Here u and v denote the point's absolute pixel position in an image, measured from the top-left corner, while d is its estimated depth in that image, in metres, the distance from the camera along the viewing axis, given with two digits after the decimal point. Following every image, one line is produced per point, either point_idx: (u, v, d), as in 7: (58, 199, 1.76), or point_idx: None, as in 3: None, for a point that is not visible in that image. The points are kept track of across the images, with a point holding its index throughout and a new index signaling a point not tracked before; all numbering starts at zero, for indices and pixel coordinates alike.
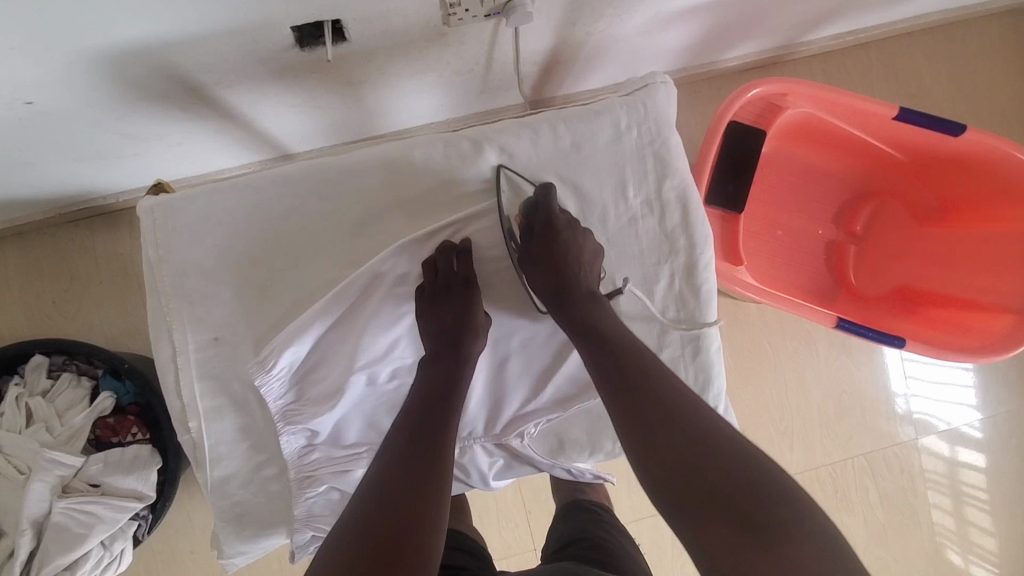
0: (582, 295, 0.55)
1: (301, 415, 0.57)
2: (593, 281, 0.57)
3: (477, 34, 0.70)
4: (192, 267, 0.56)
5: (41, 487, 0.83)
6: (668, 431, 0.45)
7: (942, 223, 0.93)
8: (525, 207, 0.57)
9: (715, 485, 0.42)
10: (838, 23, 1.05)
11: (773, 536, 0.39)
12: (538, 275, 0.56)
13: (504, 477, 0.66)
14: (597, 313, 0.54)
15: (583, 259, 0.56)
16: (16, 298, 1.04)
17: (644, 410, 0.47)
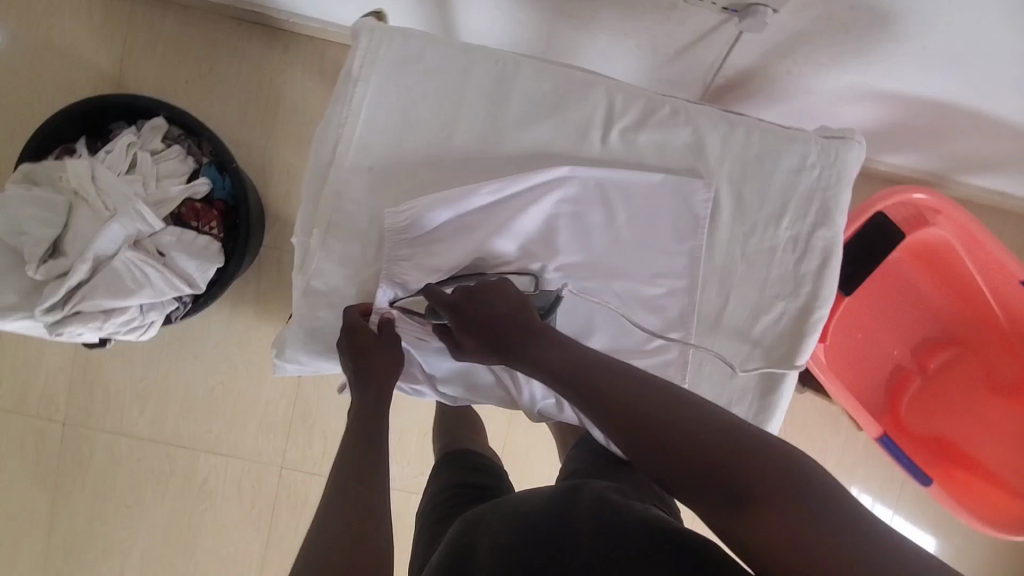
0: (516, 334, 0.51)
1: (405, 271, 0.58)
2: (523, 305, 0.53)
3: (698, 19, 0.74)
4: (380, 94, 0.58)
5: (117, 230, 0.85)
6: (639, 421, 0.43)
7: (1008, 398, 0.93)
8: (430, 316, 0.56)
9: (665, 451, 0.41)
10: (998, 178, 1.06)
11: (727, 483, 0.38)
12: (470, 341, 0.53)
13: (548, 416, 0.66)
14: (533, 335, 0.51)
15: (496, 299, 0.53)
16: (157, 60, 1.09)
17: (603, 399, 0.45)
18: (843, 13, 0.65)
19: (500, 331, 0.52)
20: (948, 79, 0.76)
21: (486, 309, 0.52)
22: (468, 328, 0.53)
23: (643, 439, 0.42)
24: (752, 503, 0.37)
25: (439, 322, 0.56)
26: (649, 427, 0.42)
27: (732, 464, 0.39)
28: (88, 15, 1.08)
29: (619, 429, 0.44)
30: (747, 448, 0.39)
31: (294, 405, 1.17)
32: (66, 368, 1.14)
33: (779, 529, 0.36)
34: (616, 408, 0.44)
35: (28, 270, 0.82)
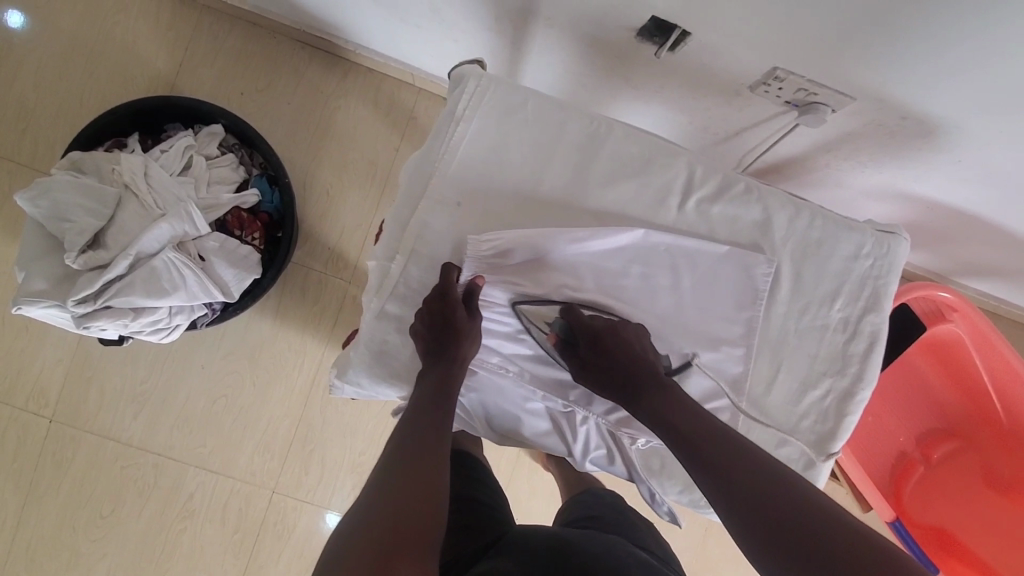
0: (648, 382, 0.57)
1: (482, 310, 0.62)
2: (653, 354, 0.60)
3: (757, 108, 0.80)
4: (478, 137, 0.61)
5: (165, 230, 0.84)
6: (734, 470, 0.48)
7: (1004, 496, 0.96)
8: (557, 330, 0.60)
9: (753, 500, 0.46)
10: (996, 284, 1.13)
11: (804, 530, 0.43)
12: (600, 372, 0.59)
13: (597, 466, 0.69)
14: (658, 386, 0.56)
15: (636, 344, 0.59)
16: (216, 69, 1.11)
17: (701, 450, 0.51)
18: (895, 120, 0.72)
19: (638, 369, 0.57)
20: (975, 191, 0.82)
21: (623, 351, 0.59)
22: (609, 355, 0.58)
23: (739, 485, 0.47)
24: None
25: (563, 342, 0.61)
26: (774, 505, 0.45)
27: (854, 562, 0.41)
28: (156, 18, 1.10)
29: (716, 479, 0.49)
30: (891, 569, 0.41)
31: (296, 429, 1.13)
32: (64, 361, 1.09)
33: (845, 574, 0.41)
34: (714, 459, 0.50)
35: (67, 258, 0.80)
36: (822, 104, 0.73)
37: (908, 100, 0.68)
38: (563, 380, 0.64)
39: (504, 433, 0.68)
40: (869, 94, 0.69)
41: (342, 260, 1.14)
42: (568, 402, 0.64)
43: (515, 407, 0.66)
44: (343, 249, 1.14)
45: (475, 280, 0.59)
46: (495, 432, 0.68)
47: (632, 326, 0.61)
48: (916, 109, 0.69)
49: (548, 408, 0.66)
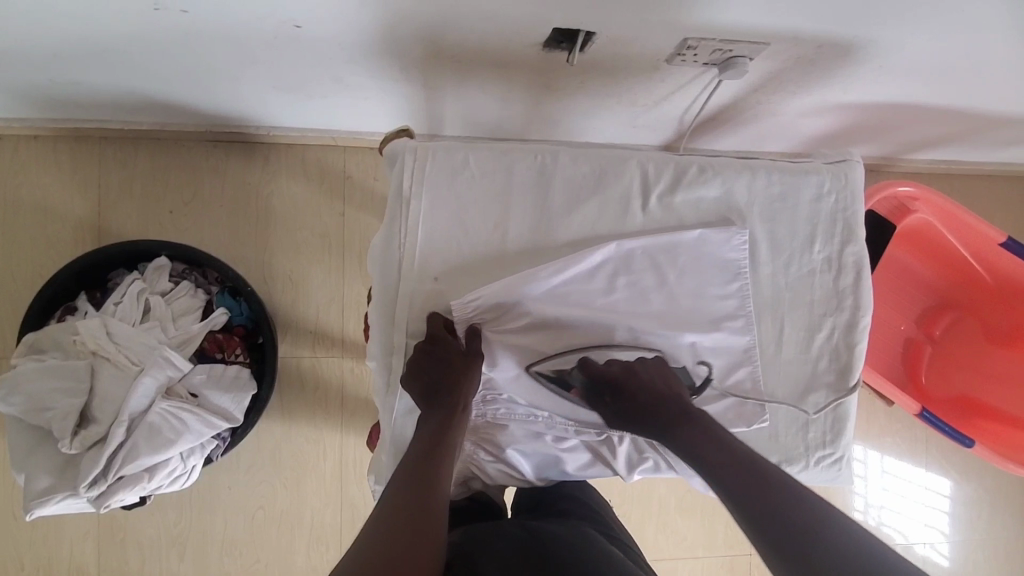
0: (674, 417, 0.59)
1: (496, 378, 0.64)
2: (677, 387, 0.62)
3: (678, 75, 0.80)
4: (434, 207, 0.62)
5: (149, 383, 0.82)
6: (772, 512, 0.48)
7: (1006, 348, 1.03)
8: (581, 377, 0.63)
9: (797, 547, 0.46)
10: (943, 151, 1.16)
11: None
12: (627, 411, 0.62)
13: (644, 472, 0.72)
14: (686, 418, 0.59)
15: (658, 380, 0.62)
16: (136, 197, 1.07)
17: (742, 492, 0.51)
18: (812, 50, 0.73)
19: (663, 406, 0.60)
20: (902, 86, 0.85)
21: (649, 390, 0.61)
22: (632, 398, 0.61)
23: (780, 532, 0.47)
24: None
25: (586, 388, 0.63)
26: (788, 531, 0.47)
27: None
28: (56, 166, 1.05)
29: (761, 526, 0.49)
30: None
31: (341, 513, 1.13)
32: (91, 534, 1.07)
33: None
34: (756, 503, 0.50)
35: (62, 446, 0.78)
36: (739, 56, 0.73)
37: (819, 31, 0.69)
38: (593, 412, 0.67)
39: (548, 473, 0.71)
40: (783, 36, 0.70)
41: (328, 338, 1.12)
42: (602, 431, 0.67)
43: (553, 449, 0.68)
44: (325, 328, 1.12)
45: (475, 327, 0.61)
46: (540, 473, 0.71)
47: (657, 361, 0.64)
48: (828, 36, 0.70)
49: (584, 441, 0.69)
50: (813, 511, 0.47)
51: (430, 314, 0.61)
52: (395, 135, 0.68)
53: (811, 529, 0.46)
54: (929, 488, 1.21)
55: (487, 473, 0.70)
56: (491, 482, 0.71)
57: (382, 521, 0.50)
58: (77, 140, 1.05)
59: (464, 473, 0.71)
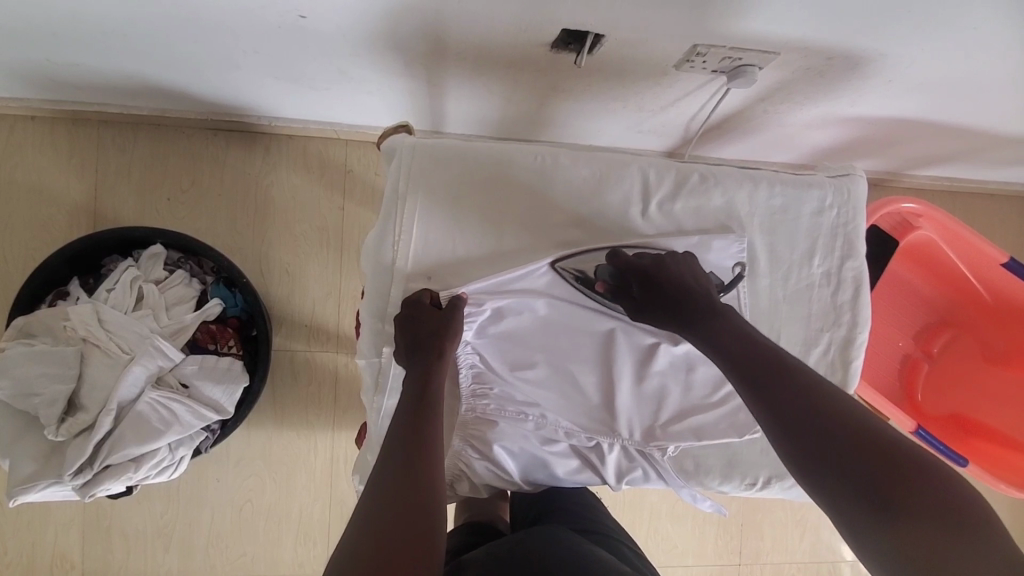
0: (704, 309, 0.58)
1: (490, 377, 0.65)
2: (705, 282, 0.60)
3: (686, 81, 0.79)
4: (432, 205, 0.61)
5: (139, 372, 0.81)
6: (804, 400, 0.49)
7: (1004, 367, 1.01)
8: (610, 272, 0.61)
9: (827, 433, 0.47)
10: (947, 168, 1.16)
11: (873, 471, 0.44)
12: (655, 303, 0.60)
13: (633, 483, 0.72)
14: (711, 313, 0.58)
15: (686, 273, 0.60)
16: (133, 182, 1.06)
17: (769, 379, 0.52)
18: (821, 62, 0.73)
19: (689, 296, 0.59)
20: (909, 102, 0.84)
21: (673, 281, 0.60)
22: (658, 288, 0.59)
23: (811, 418, 0.48)
24: (913, 521, 0.41)
25: (615, 286, 0.62)
26: (818, 417, 0.48)
27: (904, 482, 0.43)
28: (53, 148, 1.04)
29: (790, 412, 0.49)
30: (955, 505, 0.42)
31: (329, 509, 1.12)
32: (76, 521, 1.06)
33: (924, 525, 0.41)
34: (789, 390, 0.50)
35: (49, 433, 0.77)
36: (748, 65, 0.73)
37: (829, 43, 0.68)
38: (585, 418, 0.68)
39: (535, 477, 0.71)
40: (792, 46, 0.69)
41: (322, 333, 1.11)
42: (592, 437, 0.68)
43: (542, 451, 0.68)
44: (320, 322, 1.11)
45: (460, 296, 0.60)
46: (527, 476, 0.71)
47: (684, 255, 0.62)
48: (838, 49, 0.70)
49: (574, 445, 0.69)
50: (843, 405, 0.48)
51: (412, 293, 0.61)
52: (396, 131, 0.68)
53: (852, 418, 0.47)
54: None
55: (473, 472, 0.69)
56: (478, 483, 0.70)
57: (377, 510, 0.48)
58: (75, 123, 1.04)
59: (452, 474, 0.70)
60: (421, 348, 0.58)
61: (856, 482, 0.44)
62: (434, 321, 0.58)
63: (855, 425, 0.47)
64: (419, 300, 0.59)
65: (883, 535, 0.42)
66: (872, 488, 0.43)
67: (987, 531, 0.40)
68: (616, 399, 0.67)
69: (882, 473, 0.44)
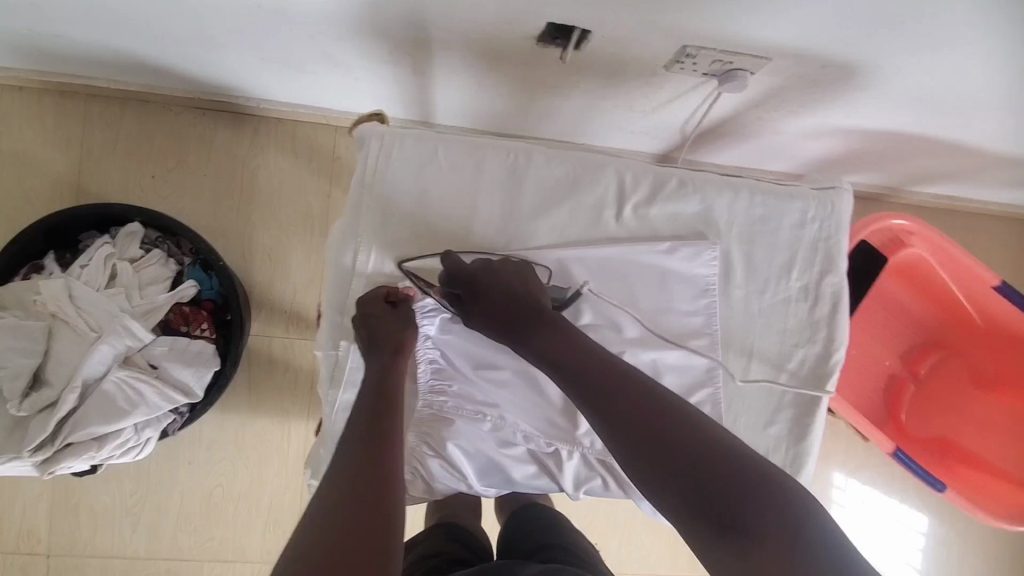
0: (536, 321, 0.55)
1: (448, 373, 0.65)
2: (538, 290, 0.58)
3: (677, 83, 0.77)
4: (399, 197, 0.60)
5: (106, 351, 0.80)
6: (633, 418, 0.47)
7: (989, 392, 1.00)
8: (443, 277, 0.58)
9: (658, 452, 0.45)
10: (946, 186, 1.13)
11: (701, 485, 0.43)
12: (485, 316, 0.57)
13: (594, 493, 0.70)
14: (546, 322, 0.55)
15: (514, 281, 0.57)
16: (118, 158, 1.05)
17: (597, 398, 0.50)
18: (814, 70, 0.71)
19: (520, 309, 0.56)
20: (906, 116, 0.82)
21: (503, 290, 0.57)
22: (484, 298, 0.57)
23: (640, 437, 0.46)
24: (758, 537, 0.40)
25: (449, 292, 0.59)
26: (648, 435, 0.46)
27: (746, 496, 0.42)
28: (39, 119, 1.03)
29: (621, 432, 0.47)
30: (782, 506, 0.41)
31: (300, 499, 1.11)
32: (45, 496, 1.05)
33: (753, 536, 0.40)
34: (617, 409, 0.48)
35: (10, 408, 0.76)
36: (738, 69, 0.71)
37: (821, 50, 0.66)
38: (546, 423, 0.66)
39: (491, 481, 0.68)
40: (783, 52, 0.67)
41: (301, 320, 1.09)
42: (551, 442, 0.67)
43: (498, 454, 0.67)
44: (299, 309, 1.10)
45: (405, 293, 0.61)
46: (483, 480, 0.68)
47: (514, 262, 0.59)
48: (831, 57, 0.68)
49: (531, 450, 0.68)
50: (667, 415, 0.47)
51: (371, 288, 0.60)
52: (371, 119, 0.66)
53: (677, 429, 0.46)
54: (905, 531, 1.18)
55: (428, 473, 0.67)
56: (434, 486, 0.67)
57: (334, 502, 0.45)
58: (62, 95, 1.03)
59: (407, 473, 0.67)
60: (379, 342, 0.57)
61: (696, 505, 0.43)
62: (390, 318, 0.58)
63: (686, 440, 0.45)
64: (375, 299, 0.58)
65: (734, 557, 0.41)
66: (705, 505, 0.43)
67: (835, 543, 0.39)
68: (578, 405, 0.65)
69: (725, 493, 0.42)
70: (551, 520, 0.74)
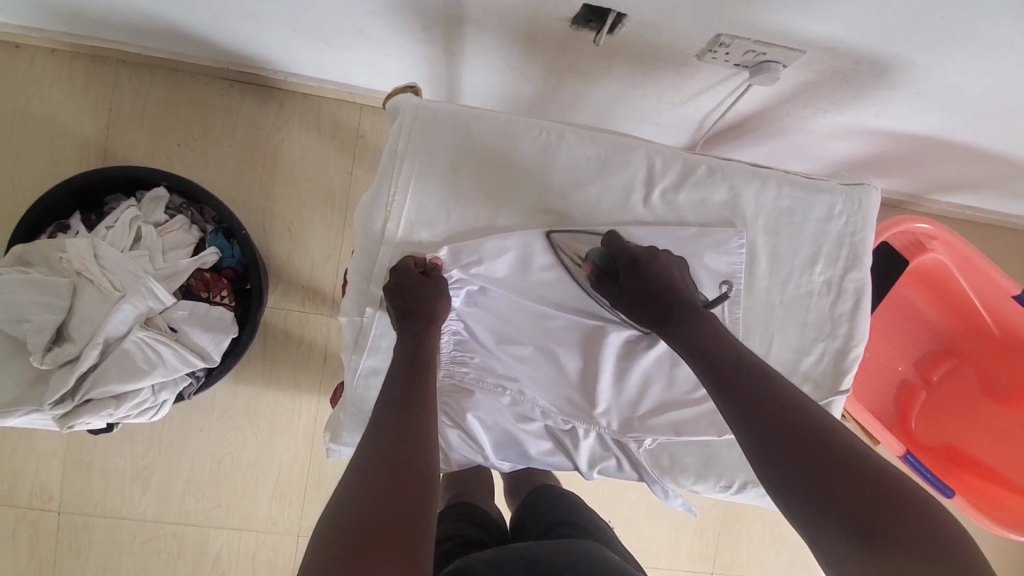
0: (684, 314, 0.57)
1: (471, 346, 0.67)
2: (686, 287, 0.60)
3: (708, 74, 0.77)
4: (430, 170, 0.60)
5: (128, 310, 0.81)
6: (779, 414, 0.48)
7: (1002, 404, 0.99)
8: (599, 254, 0.61)
9: (800, 450, 0.46)
10: (970, 196, 1.13)
11: (839, 489, 0.43)
12: (632, 301, 0.60)
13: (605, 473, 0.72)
14: (692, 315, 0.57)
15: (675, 276, 0.60)
16: (146, 124, 1.06)
17: (741, 391, 0.51)
18: (848, 66, 0.71)
19: (659, 303, 0.58)
20: (936, 119, 0.82)
21: (657, 280, 0.59)
22: (641, 282, 0.59)
23: (781, 432, 0.47)
24: (894, 545, 0.39)
25: (605, 271, 0.62)
26: (789, 431, 0.47)
27: (888, 501, 0.41)
28: (70, 82, 1.04)
29: (762, 425, 0.48)
30: (925, 523, 0.40)
31: (308, 472, 1.12)
32: (58, 454, 1.07)
33: (890, 544, 0.39)
34: (758, 402, 0.49)
35: (33, 360, 0.77)
36: (772, 61, 0.71)
37: (857, 45, 0.66)
38: (564, 400, 0.68)
39: (506, 454, 0.71)
40: (818, 46, 0.67)
41: (318, 294, 1.10)
42: (569, 420, 0.69)
43: (516, 428, 0.69)
44: (317, 284, 1.11)
45: (435, 263, 0.61)
46: (498, 453, 0.71)
47: (674, 258, 0.61)
48: (866, 53, 0.67)
49: (548, 426, 0.70)
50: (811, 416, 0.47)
51: (400, 257, 0.61)
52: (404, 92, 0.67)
53: (819, 431, 0.46)
54: None
55: (446, 443, 0.69)
56: (450, 456, 0.69)
57: (367, 471, 0.47)
58: (94, 59, 1.04)
59: None
60: (407, 312, 0.58)
61: (830, 506, 0.43)
62: (422, 286, 0.58)
63: (828, 441, 0.45)
64: (407, 269, 0.59)
65: (866, 562, 0.40)
66: (840, 507, 0.42)
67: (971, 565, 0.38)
68: (597, 385, 0.67)
69: (864, 499, 0.42)
70: (559, 497, 0.76)
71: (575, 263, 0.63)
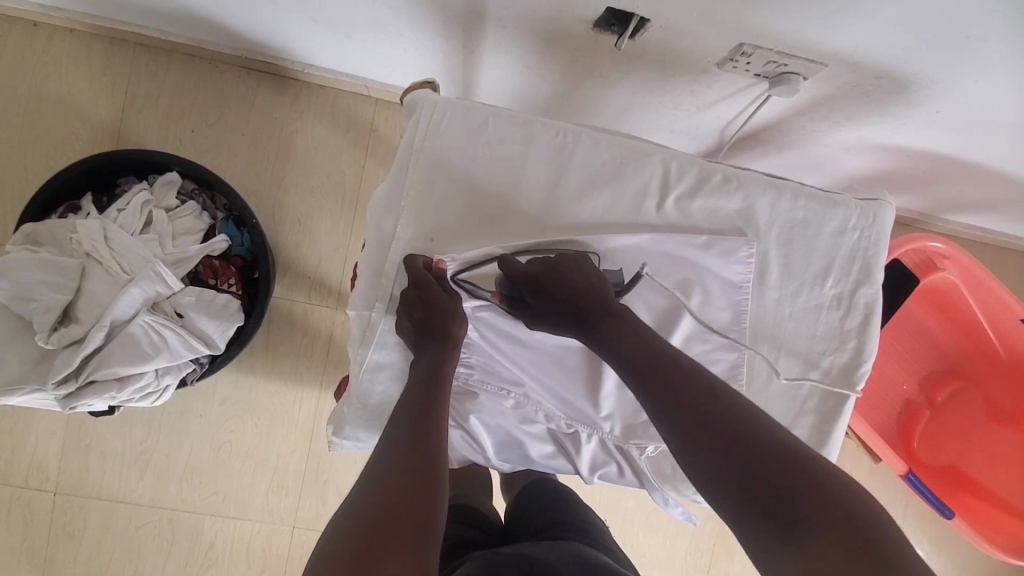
0: (604, 313, 0.58)
1: (478, 348, 0.66)
2: (600, 282, 0.59)
3: (726, 82, 0.77)
4: (445, 166, 0.60)
5: (136, 294, 0.81)
6: (697, 410, 0.50)
7: (1006, 426, 0.99)
8: (502, 285, 0.60)
9: (718, 444, 0.47)
10: (981, 217, 1.12)
11: (758, 478, 0.45)
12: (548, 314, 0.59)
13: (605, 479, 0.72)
14: (610, 312, 0.58)
15: (579, 275, 0.58)
16: (160, 109, 1.06)
17: (662, 390, 0.52)
18: (867, 80, 0.70)
19: (581, 301, 0.58)
20: (952, 138, 0.82)
21: (565, 283, 0.58)
22: (547, 295, 0.58)
23: (702, 429, 0.49)
24: (809, 530, 0.41)
25: (511, 296, 0.61)
26: (707, 425, 0.49)
27: (799, 489, 0.43)
28: (87, 64, 1.04)
29: (682, 423, 0.50)
30: (841, 506, 0.42)
31: (307, 463, 1.12)
32: (57, 435, 1.07)
33: (808, 531, 0.41)
34: (678, 400, 0.51)
35: (39, 339, 0.77)
36: (792, 72, 0.70)
37: (877, 60, 0.66)
38: (568, 405, 0.68)
39: (508, 456, 0.71)
40: (839, 59, 0.67)
41: (324, 287, 1.10)
42: (572, 424, 0.69)
43: (519, 431, 0.69)
44: (324, 277, 1.10)
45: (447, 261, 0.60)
46: (500, 454, 0.71)
47: (574, 253, 0.60)
48: (887, 69, 0.67)
49: (551, 430, 0.70)
50: (727, 408, 0.49)
51: (410, 253, 0.60)
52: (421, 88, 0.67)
53: (734, 424, 0.48)
54: None
55: (449, 443, 0.69)
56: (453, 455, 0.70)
57: (374, 484, 0.48)
58: (111, 42, 1.04)
59: None
60: (416, 308, 0.58)
61: (752, 497, 0.44)
62: (432, 285, 0.58)
63: (743, 432, 0.47)
64: (419, 266, 0.58)
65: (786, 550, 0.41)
66: (758, 498, 0.44)
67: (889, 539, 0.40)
68: (602, 392, 0.67)
69: (784, 488, 0.43)
70: (556, 497, 0.75)
71: (489, 296, 0.62)
